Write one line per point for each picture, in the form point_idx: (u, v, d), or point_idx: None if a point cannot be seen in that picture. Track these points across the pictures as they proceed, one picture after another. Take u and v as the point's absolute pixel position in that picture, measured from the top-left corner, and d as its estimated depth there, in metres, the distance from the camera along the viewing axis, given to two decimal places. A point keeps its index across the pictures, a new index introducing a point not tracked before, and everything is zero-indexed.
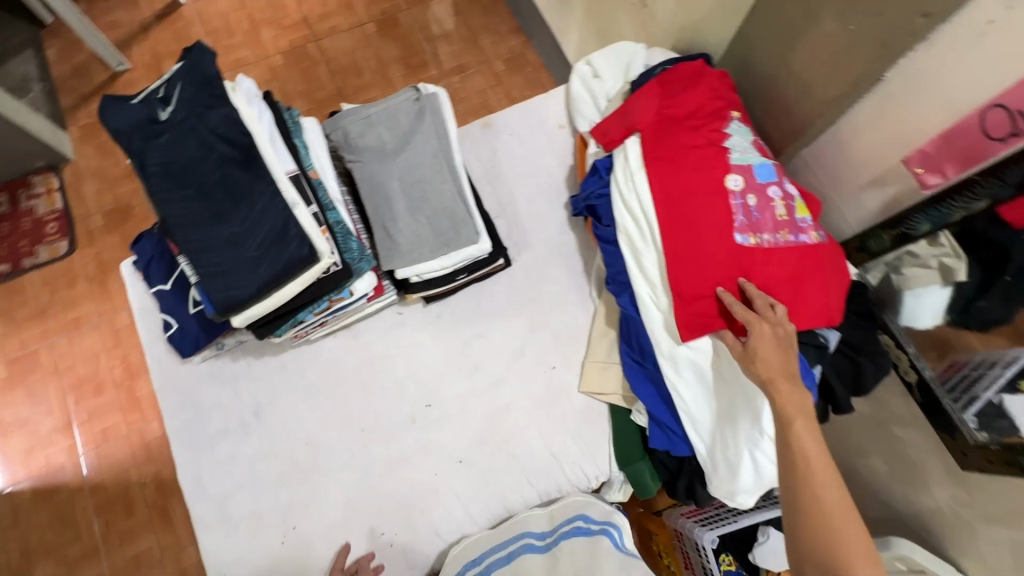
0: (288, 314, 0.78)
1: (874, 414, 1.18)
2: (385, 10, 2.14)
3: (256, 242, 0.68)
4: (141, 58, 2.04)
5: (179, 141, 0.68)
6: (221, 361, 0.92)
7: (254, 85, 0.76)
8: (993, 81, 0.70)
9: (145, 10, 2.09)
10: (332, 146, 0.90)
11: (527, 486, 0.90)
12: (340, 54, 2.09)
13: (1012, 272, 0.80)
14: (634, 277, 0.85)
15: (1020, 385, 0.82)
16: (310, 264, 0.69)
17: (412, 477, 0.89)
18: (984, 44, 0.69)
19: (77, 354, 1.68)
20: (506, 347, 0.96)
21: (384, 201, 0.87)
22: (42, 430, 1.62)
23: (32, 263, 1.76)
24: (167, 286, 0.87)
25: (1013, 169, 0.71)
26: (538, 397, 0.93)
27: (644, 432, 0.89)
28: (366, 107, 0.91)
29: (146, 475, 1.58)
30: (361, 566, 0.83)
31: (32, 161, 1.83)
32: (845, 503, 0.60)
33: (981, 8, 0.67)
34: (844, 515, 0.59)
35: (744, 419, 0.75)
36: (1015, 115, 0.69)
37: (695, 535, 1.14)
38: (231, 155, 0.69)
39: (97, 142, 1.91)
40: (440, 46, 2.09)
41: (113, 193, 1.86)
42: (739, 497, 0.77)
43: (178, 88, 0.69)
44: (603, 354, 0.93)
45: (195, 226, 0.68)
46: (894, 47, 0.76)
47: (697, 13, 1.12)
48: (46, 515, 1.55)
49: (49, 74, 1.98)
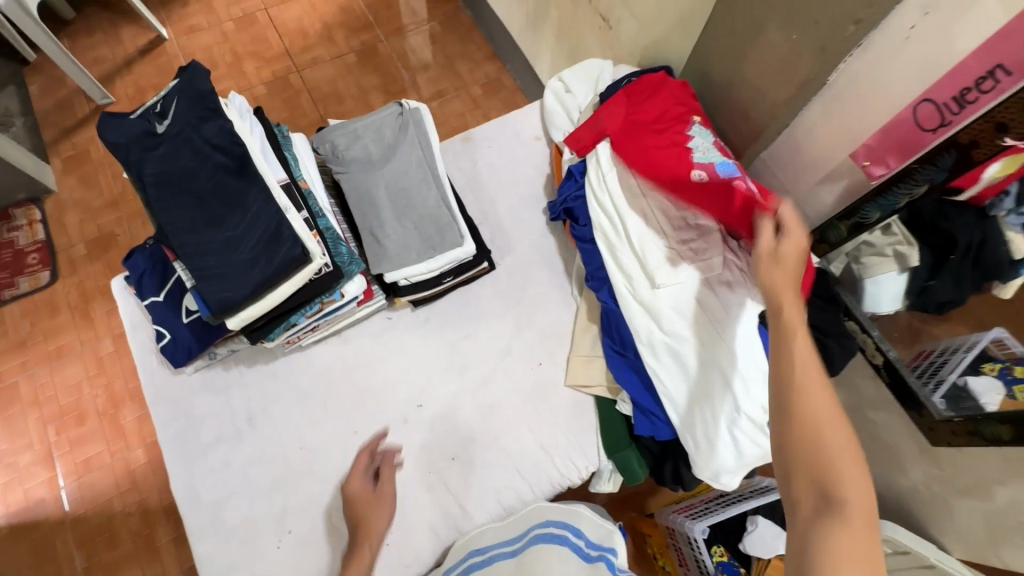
0: (282, 316, 0.81)
1: (848, 401, 1.23)
2: (365, 41, 2.23)
3: (251, 245, 0.72)
4: (124, 91, 2.08)
5: (175, 152, 0.71)
6: (213, 371, 0.93)
7: (246, 101, 0.81)
8: (921, 78, 0.78)
9: (129, 46, 2.15)
10: (320, 159, 0.95)
11: (520, 480, 0.92)
12: (322, 83, 2.16)
13: (957, 253, 0.89)
14: (611, 271, 0.89)
15: (983, 366, 0.93)
16: (303, 264, 0.73)
17: (406, 476, 0.91)
18: (909, 47, 0.77)
19: (59, 384, 1.66)
20: (493, 346, 0.99)
21: (371, 208, 0.91)
22: (21, 463, 1.58)
23: (12, 294, 1.74)
24: (160, 298, 0.90)
25: (944, 156, 0.80)
26: (527, 393, 0.96)
27: (629, 420, 0.92)
28: (352, 122, 0.96)
29: (130, 504, 1.55)
30: (384, 457, 0.89)
31: (14, 193, 1.83)
32: (838, 420, 0.57)
33: (903, 15, 0.75)
34: (835, 431, 0.56)
35: (722, 397, 0.80)
36: (942, 107, 0.77)
37: (686, 529, 1.18)
38: (225, 164, 0.72)
39: (80, 173, 1.93)
40: (419, 73, 2.18)
41: (96, 223, 1.87)
42: (723, 476, 0.83)
43: (174, 103, 0.72)
44: (587, 348, 0.96)
45: (190, 231, 0.71)
46: (833, 52, 0.84)
47: (658, 32, 1.22)
48: (25, 552, 1.50)
49: (30, 109, 2.01)
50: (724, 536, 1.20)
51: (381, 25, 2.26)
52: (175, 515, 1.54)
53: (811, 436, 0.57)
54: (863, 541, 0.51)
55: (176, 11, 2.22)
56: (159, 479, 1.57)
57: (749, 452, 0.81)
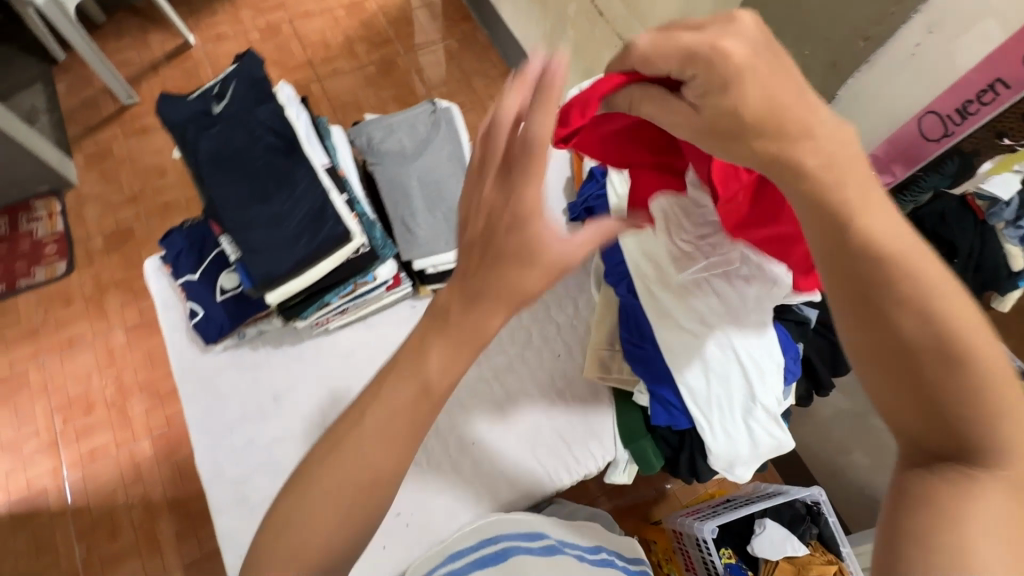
0: (317, 295, 0.84)
1: (853, 407, 1.26)
2: (385, 55, 2.32)
3: (296, 221, 0.75)
4: (149, 93, 2.14)
5: (229, 131, 0.75)
6: (241, 350, 0.96)
7: (294, 90, 0.85)
8: (925, 92, 0.83)
9: (156, 50, 2.22)
10: (355, 151, 0.99)
11: (537, 467, 0.94)
12: (342, 93, 2.23)
13: (959, 258, 0.94)
14: (632, 264, 0.92)
15: None
16: (345, 243, 0.76)
17: (428, 459, 0.94)
18: (914, 63, 0.82)
19: (69, 373, 1.67)
20: (513, 337, 1.03)
21: (403, 198, 0.95)
22: (26, 451, 1.57)
23: (27, 283, 1.76)
24: (195, 276, 0.93)
25: (948, 163, 0.86)
26: (545, 383, 0.99)
27: (645, 412, 0.94)
28: (387, 118, 1.01)
29: (133, 496, 1.54)
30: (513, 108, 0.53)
31: (36, 185, 1.87)
32: (962, 336, 0.46)
33: (908, 34, 0.81)
34: (959, 346, 0.46)
35: (740, 389, 0.84)
36: (945, 119, 0.82)
37: (695, 530, 1.18)
38: (276, 145, 0.77)
39: (102, 169, 1.97)
40: (436, 86, 2.26)
41: (115, 217, 1.90)
42: (738, 467, 0.87)
43: (231, 86, 0.77)
44: (604, 340, 0.98)
45: (240, 206, 0.74)
46: (842, 67, 0.90)
47: None
48: (24, 540, 1.49)
49: (57, 106, 2.06)
50: (731, 540, 1.21)
51: (401, 41, 2.35)
52: (178, 509, 1.53)
53: (899, 372, 0.47)
54: (993, 496, 0.42)
55: (204, 19, 2.30)
56: (164, 472, 1.57)
57: (761, 442, 0.85)
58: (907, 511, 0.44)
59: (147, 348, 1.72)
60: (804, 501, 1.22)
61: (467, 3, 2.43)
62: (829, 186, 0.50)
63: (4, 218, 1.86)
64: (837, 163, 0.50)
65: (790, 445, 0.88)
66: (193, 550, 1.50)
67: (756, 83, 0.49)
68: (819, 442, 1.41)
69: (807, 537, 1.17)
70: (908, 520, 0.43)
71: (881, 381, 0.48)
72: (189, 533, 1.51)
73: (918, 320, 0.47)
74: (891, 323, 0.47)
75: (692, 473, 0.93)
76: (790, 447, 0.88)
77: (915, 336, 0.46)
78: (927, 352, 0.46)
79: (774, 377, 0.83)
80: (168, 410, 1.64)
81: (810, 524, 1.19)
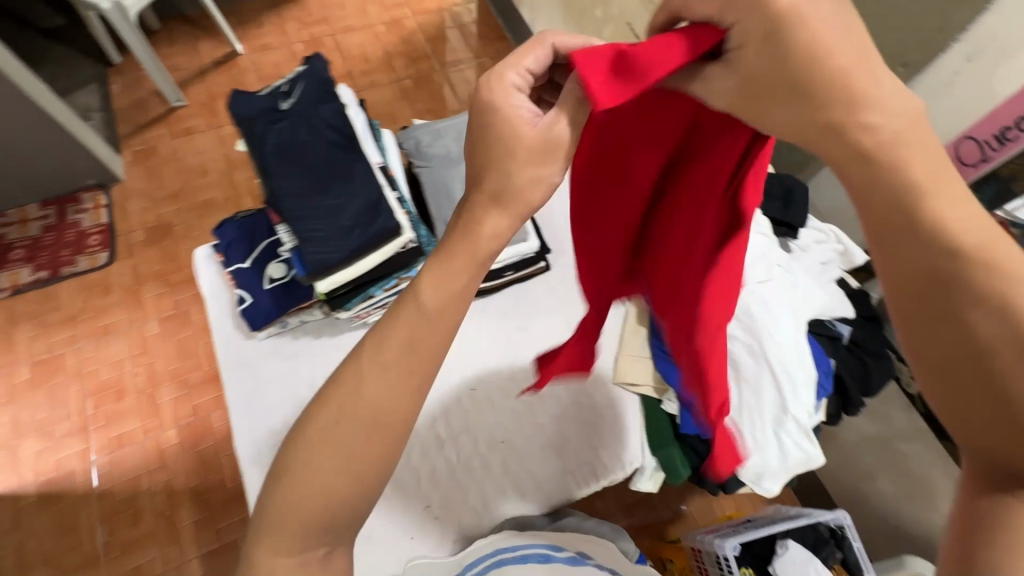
0: (362, 287, 0.85)
1: (881, 431, 1.25)
2: (422, 69, 2.40)
3: (352, 214, 0.80)
4: (196, 96, 2.24)
5: (295, 126, 0.80)
6: (283, 339, 0.99)
7: (353, 92, 0.90)
8: (962, 119, 0.86)
9: (205, 57, 2.33)
10: (403, 154, 1.04)
11: (563, 468, 0.96)
12: (378, 104, 2.31)
13: None
14: None
15: None
16: (395, 237, 0.81)
17: (456, 454, 0.96)
18: (952, 90, 0.85)
19: (103, 360, 1.72)
20: (545, 340, 1.05)
21: (447, 200, 0.98)
22: (57, 433, 1.61)
23: (70, 271, 1.83)
24: (246, 264, 0.98)
25: (983, 189, 0.87)
26: (574, 386, 1.01)
27: (674, 420, 0.95)
28: (435, 124, 1.06)
29: (157, 483, 1.57)
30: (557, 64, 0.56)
31: (85, 178, 1.95)
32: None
33: (947, 62, 0.84)
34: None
35: (772, 400, 0.85)
36: (983, 144, 0.84)
37: (716, 546, 1.18)
38: (337, 142, 0.82)
39: (147, 166, 2.06)
40: (469, 102, 2.34)
41: (157, 212, 1.97)
42: (766, 480, 0.87)
43: (300, 85, 0.82)
44: (636, 347, 0.99)
45: (301, 197, 0.79)
46: None
47: None
48: (49, 520, 1.52)
49: (109, 105, 2.16)
50: (753, 560, 1.20)
51: (438, 56, 2.43)
52: (199, 498, 1.56)
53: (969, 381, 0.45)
54: None
55: (252, 30, 2.41)
56: (188, 461, 1.60)
57: (792, 456, 0.86)
58: (986, 542, 0.45)
59: (179, 339, 1.76)
60: (828, 525, 1.21)
61: (502, 24, 2.52)
62: (897, 171, 0.44)
63: (52, 208, 1.94)
64: (905, 141, 0.43)
65: (820, 461, 0.88)
66: (211, 541, 1.51)
67: (813, 43, 0.41)
68: (842, 468, 1.39)
69: (830, 561, 1.16)
70: (985, 550, 0.44)
71: (949, 394, 0.47)
72: (208, 523, 1.53)
73: (992, 326, 0.44)
74: (962, 328, 0.45)
75: (719, 484, 0.93)
76: (821, 464, 0.88)
77: (989, 339, 0.44)
78: (1005, 363, 0.44)
79: (806, 391, 0.84)
80: (195, 401, 1.68)
81: (833, 548, 1.18)
